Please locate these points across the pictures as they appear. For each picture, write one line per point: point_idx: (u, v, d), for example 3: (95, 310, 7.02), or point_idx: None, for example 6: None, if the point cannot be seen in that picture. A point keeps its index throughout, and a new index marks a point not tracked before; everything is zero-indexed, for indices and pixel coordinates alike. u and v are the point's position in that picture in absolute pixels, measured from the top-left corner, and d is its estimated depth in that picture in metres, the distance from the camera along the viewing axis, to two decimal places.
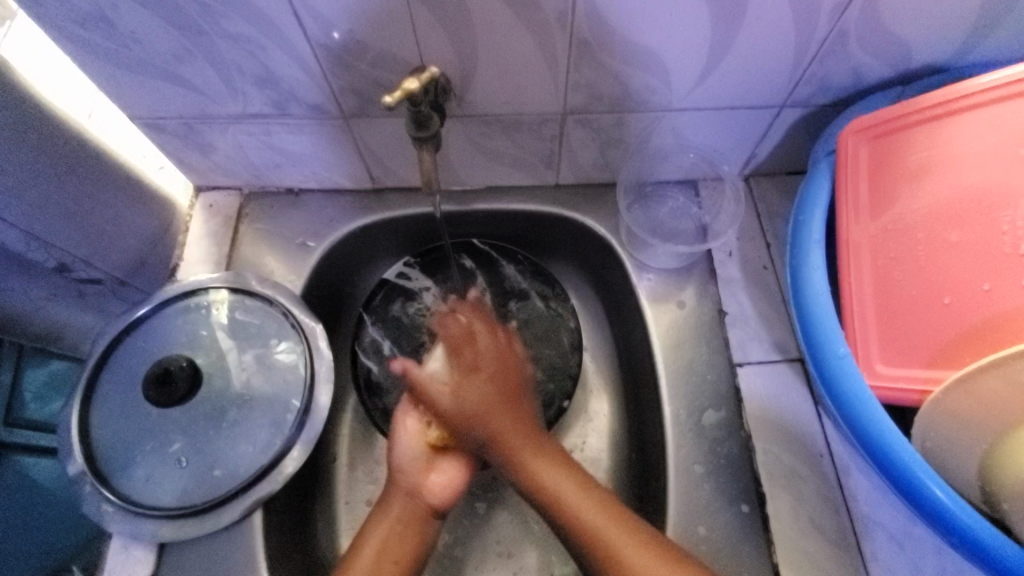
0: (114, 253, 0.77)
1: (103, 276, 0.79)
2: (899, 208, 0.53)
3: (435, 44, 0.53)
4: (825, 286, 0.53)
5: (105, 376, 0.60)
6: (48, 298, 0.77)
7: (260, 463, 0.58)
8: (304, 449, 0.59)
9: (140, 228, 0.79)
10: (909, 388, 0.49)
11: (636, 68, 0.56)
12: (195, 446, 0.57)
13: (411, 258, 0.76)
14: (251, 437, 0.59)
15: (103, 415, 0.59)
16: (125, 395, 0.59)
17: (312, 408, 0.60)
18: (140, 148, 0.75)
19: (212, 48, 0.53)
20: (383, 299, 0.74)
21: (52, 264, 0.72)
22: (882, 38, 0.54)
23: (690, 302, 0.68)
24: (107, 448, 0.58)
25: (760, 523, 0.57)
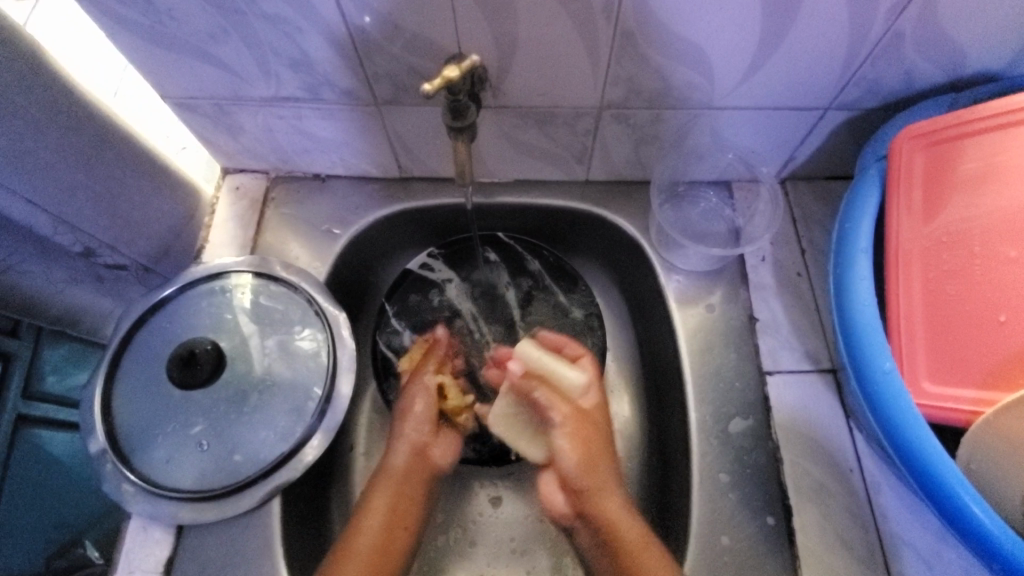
0: (139, 238, 0.75)
1: (128, 262, 0.77)
2: (954, 219, 0.51)
3: (474, 32, 0.52)
4: (871, 297, 0.51)
5: (129, 356, 0.60)
6: (67, 282, 0.75)
7: (280, 449, 0.57)
8: (324, 438, 0.59)
9: (166, 214, 0.75)
10: (957, 408, 0.48)
11: (680, 63, 0.54)
12: (215, 430, 0.57)
13: (436, 250, 0.75)
14: (272, 424, 0.58)
15: (125, 395, 0.59)
16: (147, 375, 0.59)
17: (334, 396, 0.60)
18: (168, 130, 0.74)
19: (249, 28, 0.53)
20: (406, 290, 0.74)
21: (78, 248, 0.70)
22: (940, 42, 0.51)
23: (719, 306, 0.66)
24: (128, 429, 0.57)
25: (785, 537, 0.56)
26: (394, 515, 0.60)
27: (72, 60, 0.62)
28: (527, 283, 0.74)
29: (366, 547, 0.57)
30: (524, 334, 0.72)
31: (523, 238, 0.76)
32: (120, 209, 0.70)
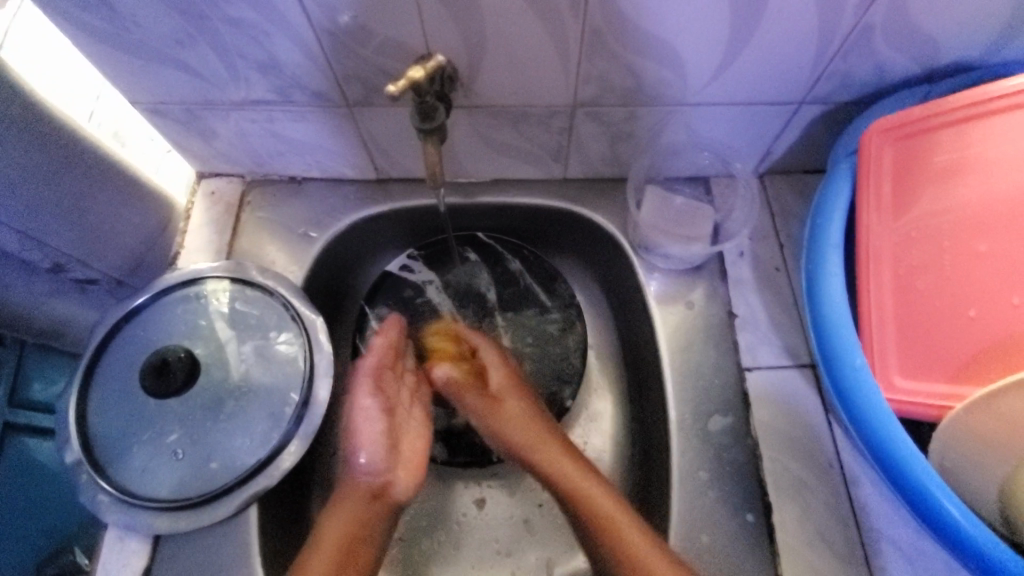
0: (113, 251, 0.76)
1: (100, 276, 0.77)
2: (924, 212, 0.51)
3: (442, 32, 0.51)
4: (842, 292, 0.51)
5: (102, 365, 0.60)
6: (49, 294, 0.75)
7: (255, 459, 0.57)
8: (302, 444, 0.58)
9: (139, 228, 0.77)
10: (929, 403, 0.48)
11: (651, 60, 0.53)
12: (192, 438, 0.57)
13: (415, 250, 0.75)
14: (249, 430, 0.58)
15: (99, 402, 0.58)
16: (122, 384, 0.59)
17: (311, 401, 0.59)
18: (149, 133, 0.73)
19: (213, 31, 0.52)
20: (385, 291, 0.74)
21: (47, 264, 0.70)
22: (911, 34, 0.51)
23: (698, 303, 0.66)
24: (102, 439, 0.57)
25: (765, 534, 0.56)
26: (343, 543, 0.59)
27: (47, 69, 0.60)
28: (504, 282, 0.74)
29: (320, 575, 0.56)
30: (500, 332, 0.72)
31: (502, 237, 0.76)
32: (88, 222, 0.70)
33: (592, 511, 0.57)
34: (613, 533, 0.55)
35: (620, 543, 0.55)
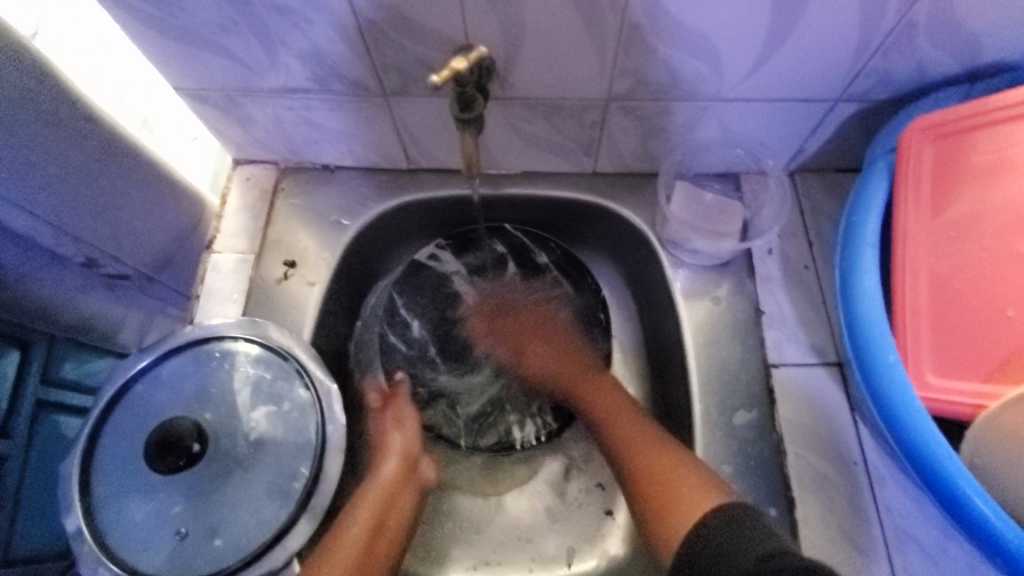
0: (142, 250, 0.77)
1: (131, 272, 0.79)
2: (964, 211, 0.51)
3: (482, 23, 0.52)
4: (877, 290, 0.51)
5: (107, 429, 0.58)
6: (79, 289, 0.76)
7: (275, 508, 0.57)
8: (311, 522, 0.57)
9: (170, 225, 0.77)
10: (963, 402, 0.47)
11: (689, 54, 0.54)
12: (196, 514, 0.56)
13: (443, 241, 0.76)
14: (257, 508, 0.57)
15: (103, 464, 0.57)
16: (128, 449, 0.58)
17: (322, 475, 0.58)
18: (180, 119, 0.72)
19: (260, 21, 0.53)
20: (414, 280, 0.75)
21: (81, 260, 0.72)
22: (953, 32, 0.51)
23: (725, 298, 0.66)
24: (104, 504, 0.56)
25: (788, 528, 0.56)
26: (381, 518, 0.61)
27: (85, 66, 0.59)
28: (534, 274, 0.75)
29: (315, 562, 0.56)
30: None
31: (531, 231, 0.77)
32: (121, 220, 0.71)
33: (632, 432, 0.61)
34: (649, 453, 0.58)
35: (645, 461, 0.58)
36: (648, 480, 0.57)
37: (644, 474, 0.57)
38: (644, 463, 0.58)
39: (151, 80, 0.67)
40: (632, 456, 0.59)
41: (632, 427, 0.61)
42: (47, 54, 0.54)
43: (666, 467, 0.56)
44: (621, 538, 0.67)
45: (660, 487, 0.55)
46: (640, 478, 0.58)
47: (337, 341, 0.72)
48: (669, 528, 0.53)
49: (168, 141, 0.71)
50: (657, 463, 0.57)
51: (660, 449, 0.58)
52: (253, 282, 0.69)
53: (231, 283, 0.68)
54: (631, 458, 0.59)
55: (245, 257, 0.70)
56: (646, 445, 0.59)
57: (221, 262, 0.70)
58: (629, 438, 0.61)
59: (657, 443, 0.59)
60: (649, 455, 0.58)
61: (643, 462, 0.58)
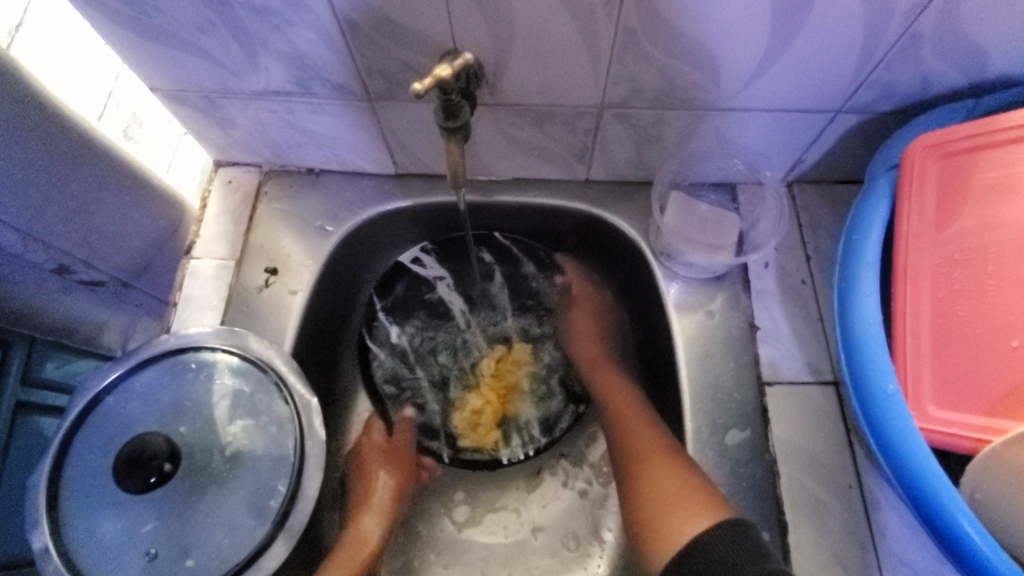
0: (119, 254, 0.75)
1: (108, 279, 0.76)
2: (968, 234, 0.49)
3: (470, 28, 0.49)
4: (877, 312, 0.49)
5: (77, 444, 0.56)
6: (60, 290, 0.73)
7: (250, 528, 0.55)
8: (287, 543, 0.55)
9: (147, 230, 0.75)
10: (964, 435, 0.46)
11: (686, 63, 0.52)
12: (167, 533, 0.54)
13: (429, 244, 0.72)
14: (231, 528, 0.55)
15: (71, 480, 0.55)
16: (97, 464, 0.56)
17: (298, 495, 0.56)
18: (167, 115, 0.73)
19: (238, 21, 0.51)
20: (398, 284, 0.72)
21: (51, 265, 0.68)
22: (960, 44, 0.49)
23: (719, 312, 0.64)
24: (71, 522, 0.54)
25: (780, 553, 0.54)
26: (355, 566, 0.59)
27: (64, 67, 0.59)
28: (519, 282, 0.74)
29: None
30: (512, 334, 0.73)
31: (520, 239, 0.73)
32: (94, 224, 0.68)
33: (635, 437, 0.58)
34: (647, 459, 0.56)
35: (644, 467, 0.56)
36: (657, 495, 0.53)
37: (643, 484, 0.55)
38: (653, 479, 0.54)
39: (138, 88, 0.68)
40: (636, 468, 0.56)
41: (642, 434, 0.58)
42: (25, 63, 0.55)
43: (665, 475, 0.54)
44: (610, 558, 0.65)
45: (665, 501, 0.52)
46: (640, 490, 0.55)
47: (320, 351, 0.70)
48: (658, 539, 0.51)
49: (156, 147, 0.71)
50: (655, 466, 0.55)
51: (663, 460, 0.55)
52: (232, 290, 0.67)
53: (210, 291, 0.66)
54: (635, 467, 0.56)
55: (225, 264, 0.68)
56: (646, 453, 0.56)
57: (200, 268, 0.67)
58: (635, 440, 0.58)
59: (663, 455, 0.55)
60: (647, 463, 0.56)
61: (648, 474, 0.55)
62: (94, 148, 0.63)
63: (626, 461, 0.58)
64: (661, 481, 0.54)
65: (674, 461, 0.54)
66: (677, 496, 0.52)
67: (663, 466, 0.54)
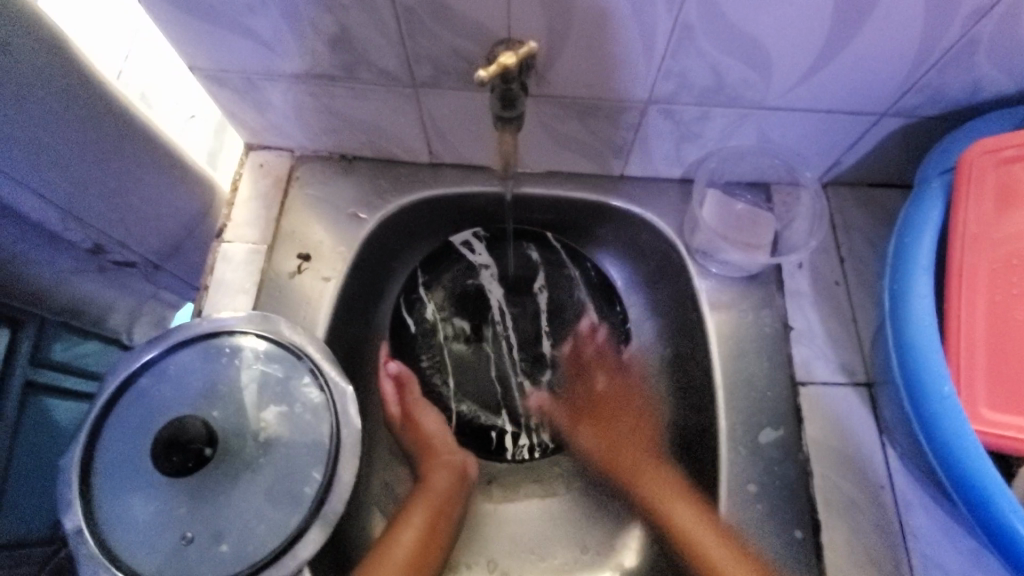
0: (151, 235, 0.76)
1: (138, 260, 0.77)
2: None
3: (527, 17, 0.49)
4: (929, 315, 0.50)
5: (110, 426, 0.56)
6: (71, 271, 0.71)
7: (285, 514, 0.55)
8: (322, 531, 0.55)
9: (181, 212, 0.76)
10: (1019, 437, 0.47)
11: (739, 60, 0.51)
12: (202, 518, 0.53)
13: (481, 231, 0.74)
14: (265, 514, 0.54)
15: (104, 460, 0.54)
16: (131, 445, 0.55)
17: (334, 482, 0.56)
18: (178, 95, 0.69)
19: (290, 3, 0.50)
20: (442, 266, 0.73)
21: (87, 244, 0.69)
22: (1015, 50, 0.49)
23: (752, 311, 0.64)
24: (104, 504, 0.53)
25: (813, 551, 0.55)
26: (434, 519, 0.60)
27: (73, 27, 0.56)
28: (558, 288, 0.72)
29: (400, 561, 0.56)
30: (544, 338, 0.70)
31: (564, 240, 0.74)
32: (132, 205, 0.69)
33: (621, 453, 0.66)
34: (670, 503, 0.60)
35: (669, 511, 0.60)
36: (693, 540, 0.57)
37: (644, 491, 0.63)
38: (679, 518, 0.58)
39: (156, 46, 0.66)
40: (648, 488, 0.63)
41: (660, 481, 0.62)
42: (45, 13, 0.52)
43: (669, 497, 0.60)
44: (637, 552, 0.65)
45: (671, 518, 0.59)
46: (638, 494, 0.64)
47: (350, 339, 0.69)
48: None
49: (171, 102, 0.69)
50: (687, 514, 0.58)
51: (672, 494, 0.60)
52: (265, 275, 0.66)
53: (242, 275, 0.66)
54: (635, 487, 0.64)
55: (257, 248, 0.67)
56: (642, 468, 0.65)
57: (231, 252, 0.67)
58: (652, 490, 0.63)
59: (678, 489, 0.61)
60: (650, 476, 0.64)
61: (676, 519, 0.59)
62: (132, 125, 0.63)
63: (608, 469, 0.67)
64: (683, 521, 0.58)
65: (683, 495, 0.60)
66: (711, 538, 0.55)
67: (687, 511, 0.58)
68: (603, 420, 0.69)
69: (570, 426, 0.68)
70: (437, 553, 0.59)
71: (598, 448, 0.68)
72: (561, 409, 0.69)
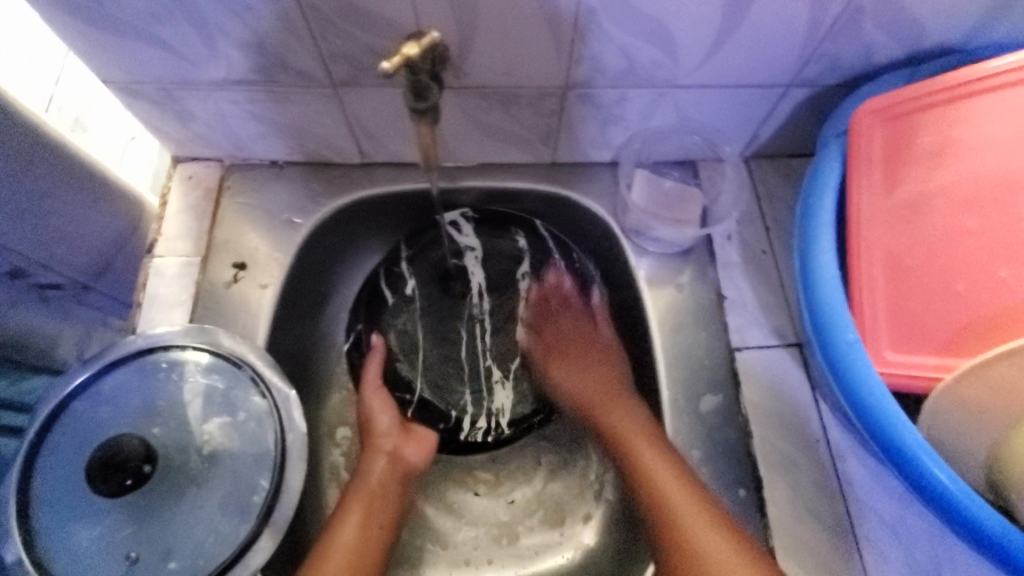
0: (76, 256, 0.74)
1: (65, 282, 0.75)
2: (919, 190, 0.53)
3: (435, 9, 0.50)
4: (836, 270, 0.52)
5: (44, 453, 0.54)
6: (7, 303, 0.68)
7: (234, 524, 0.54)
8: (273, 537, 0.54)
9: (108, 230, 0.75)
10: (920, 374, 0.50)
11: (645, 41, 0.53)
12: (146, 537, 0.52)
13: (470, 211, 0.71)
14: (213, 526, 0.54)
15: (41, 489, 0.53)
16: (67, 469, 0.54)
17: (282, 489, 0.56)
18: (118, 118, 0.71)
19: (195, 8, 0.50)
20: (427, 240, 0.71)
21: (5, 270, 0.66)
22: (898, 15, 0.52)
23: (687, 285, 0.67)
24: (43, 531, 0.52)
25: (756, 509, 0.57)
26: (371, 513, 0.58)
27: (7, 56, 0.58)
28: (542, 276, 0.70)
29: (346, 544, 0.55)
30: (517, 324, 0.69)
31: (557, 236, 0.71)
32: (52, 226, 0.68)
33: (605, 386, 0.64)
34: (658, 484, 0.55)
35: (642, 458, 0.57)
36: (670, 509, 0.54)
37: (614, 429, 0.61)
38: (658, 476, 0.56)
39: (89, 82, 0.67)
40: (618, 441, 0.60)
41: (630, 420, 0.60)
42: None
43: (648, 448, 0.58)
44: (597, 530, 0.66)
45: (649, 468, 0.56)
46: (608, 426, 0.61)
47: (291, 346, 0.69)
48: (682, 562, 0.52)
49: (112, 125, 0.70)
50: (677, 496, 0.54)
51: (637, 431, 0.59)
52: (200, 287, 0.65)
53: (177, 288, 0.65)
54: (596, 418, 0.63)
55: (191, 261, 0.66)
56: (607, 400, 0.63)
57: (164, 267, 0.66)
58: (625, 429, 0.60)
59: (645, 430, 0.59)
60: (619, 413, 0.61)
61: (648, 462, 0.57)
62: (44, 141, 0.62)
63: (582, 409, 0.64)
64: (671, 488, 0.55)
65: (661, 446, 0.57)
66: (690, 501, 0.54)
67: (656, 458, 0.57)
68: (551, 324, 0.68)
69: (546, 364, 0.66)
70: (379, 549, 0.57)
71: (575, 387, 0.65)
72: (556, 364, 0.66)
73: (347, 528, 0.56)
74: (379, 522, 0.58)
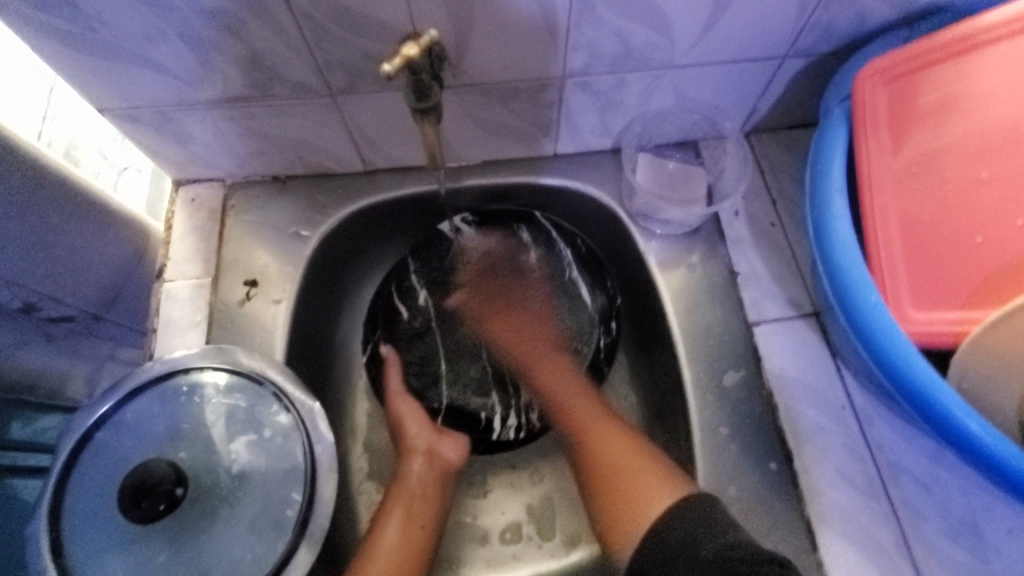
0: (84, 285, 0.73)
1: (77, 313, 0.74)
2: (928, 146, 0.54)
3: (428, 8, 0.49)
4: (850, 233, 0.53)
5: (72, 487, 0.54)
6: (17, 343, 0.67)
7: (269, 541, 0.54)
8: (310, 551, 0.54)
9: (114, 257, 0.75)
10: (945, 330, 0.50)
11: (639, 23, 0.53)
12: (183, 561, 0.52)
13: (471, 215, 0.71)
14: (249, 544, 0.53)
15: (72, 524, 0.52)
16: (98, 501, 0.53)
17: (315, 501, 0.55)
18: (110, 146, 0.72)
19: (188, 27, 0.49)
20: (431, 249, 0.71)
21: (17, 305, 0.65)
22: None
23: (699, 264, 0.67)
24: (78, 566, 0.51)
25: (789, 480, 0.57)
26: (411, 513, 0.58)
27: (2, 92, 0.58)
28: (549, 265, 0.70)
29: (389, 549, 0.55)
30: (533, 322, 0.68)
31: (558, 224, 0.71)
32: (58, 257, 0.67)
33: (528, 350, 0.65)
34: (593, 426, 0.59)
35: (591, 431, 0.59)
36: (608, 457, 0.57)
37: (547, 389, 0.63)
38: (606, 442, 0.58)
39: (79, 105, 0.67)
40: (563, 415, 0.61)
41: (568, 391, 0.62)
42: None
43: (597, 418, 0.60)
44: None
45: (598, 431, 0.59)
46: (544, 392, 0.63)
47: (309, 359, 0.68)
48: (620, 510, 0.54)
49: (103, 153, 0.71)
50: (622, 459, 0.56)
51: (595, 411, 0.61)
52: (213, 308, 0.65)
53: (190, 311, 0.64)
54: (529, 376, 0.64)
55: (201, 282, 0.66)
56: (538, 358, 0.64)
57: (175, 291, 0.65)
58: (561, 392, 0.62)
59: (589, 410, 0.61)
60: (550, 374, 0.63)
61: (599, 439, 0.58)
62: (46, 174, 0.62)
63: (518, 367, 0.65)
64: (608, 443, 0.58)
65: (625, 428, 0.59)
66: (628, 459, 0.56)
67: (614, 432, 0.59)
68: (498, 310, 0.68)
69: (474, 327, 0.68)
70: (422, 550, 0.57)
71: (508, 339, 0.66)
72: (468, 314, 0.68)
73: (388, 534, 0.56)
74: (421, 524, 0.58)
